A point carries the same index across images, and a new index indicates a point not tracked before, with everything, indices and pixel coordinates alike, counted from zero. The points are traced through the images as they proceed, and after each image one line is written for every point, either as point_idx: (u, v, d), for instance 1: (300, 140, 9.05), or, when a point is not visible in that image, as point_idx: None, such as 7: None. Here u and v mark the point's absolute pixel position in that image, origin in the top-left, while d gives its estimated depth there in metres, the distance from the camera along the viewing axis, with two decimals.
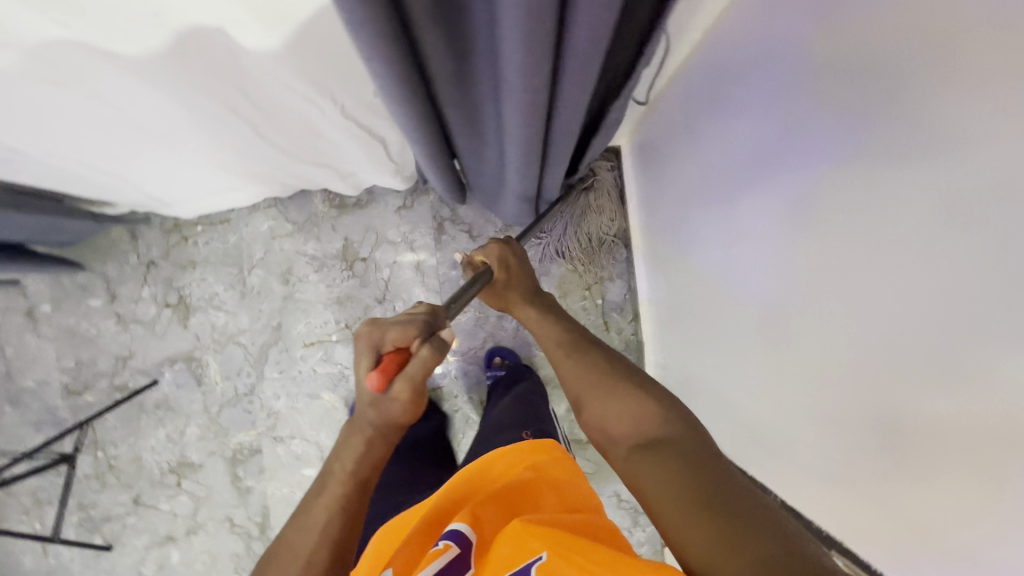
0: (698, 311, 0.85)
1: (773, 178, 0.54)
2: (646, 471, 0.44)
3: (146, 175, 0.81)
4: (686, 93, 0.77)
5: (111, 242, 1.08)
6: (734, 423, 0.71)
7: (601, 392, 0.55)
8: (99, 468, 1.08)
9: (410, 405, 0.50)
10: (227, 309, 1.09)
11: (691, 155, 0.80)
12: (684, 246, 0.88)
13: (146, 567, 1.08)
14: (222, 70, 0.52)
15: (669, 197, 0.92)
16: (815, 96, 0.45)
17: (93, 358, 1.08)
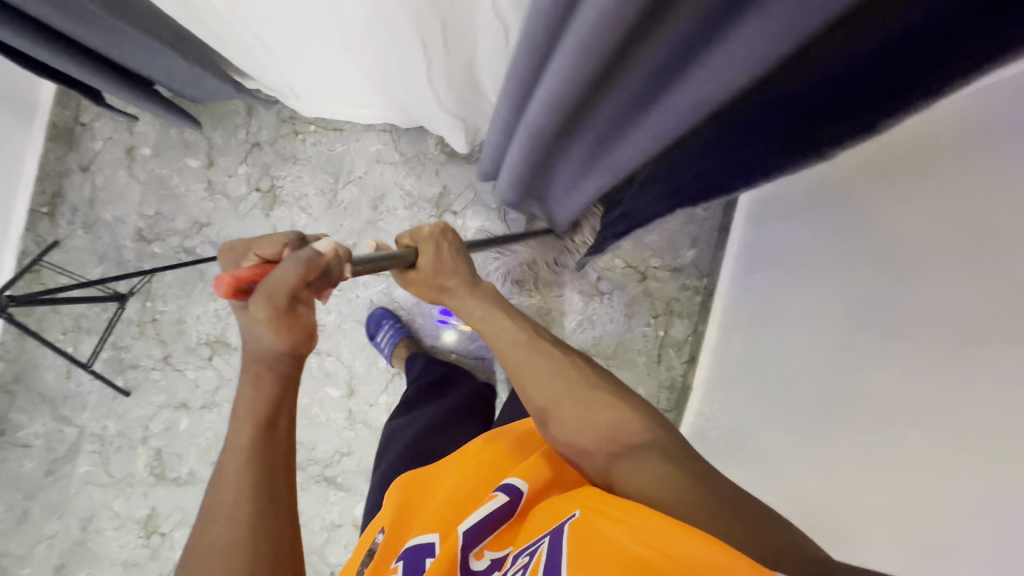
0: (768, 379, 0.85)
1: (864, 336, 0.64)
2: (633, 474, 0.50)
3: (301, 65, 0.82)
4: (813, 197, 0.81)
5: (228, 112, 1.09)
6: (792, 502, 0.71)
7: (571, 402, 0.59)
8: (143, 317, 1.10)
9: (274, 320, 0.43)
10: (311, 214, 1.10)
11: (793, 252, 0.85)
12: (753, 317, 0.94)
13: (153, 424, 1.10)
14: None
15: (755, 270, 0.96)
16: (927, 312, 0.53)
17: (173, 213, 1.10)
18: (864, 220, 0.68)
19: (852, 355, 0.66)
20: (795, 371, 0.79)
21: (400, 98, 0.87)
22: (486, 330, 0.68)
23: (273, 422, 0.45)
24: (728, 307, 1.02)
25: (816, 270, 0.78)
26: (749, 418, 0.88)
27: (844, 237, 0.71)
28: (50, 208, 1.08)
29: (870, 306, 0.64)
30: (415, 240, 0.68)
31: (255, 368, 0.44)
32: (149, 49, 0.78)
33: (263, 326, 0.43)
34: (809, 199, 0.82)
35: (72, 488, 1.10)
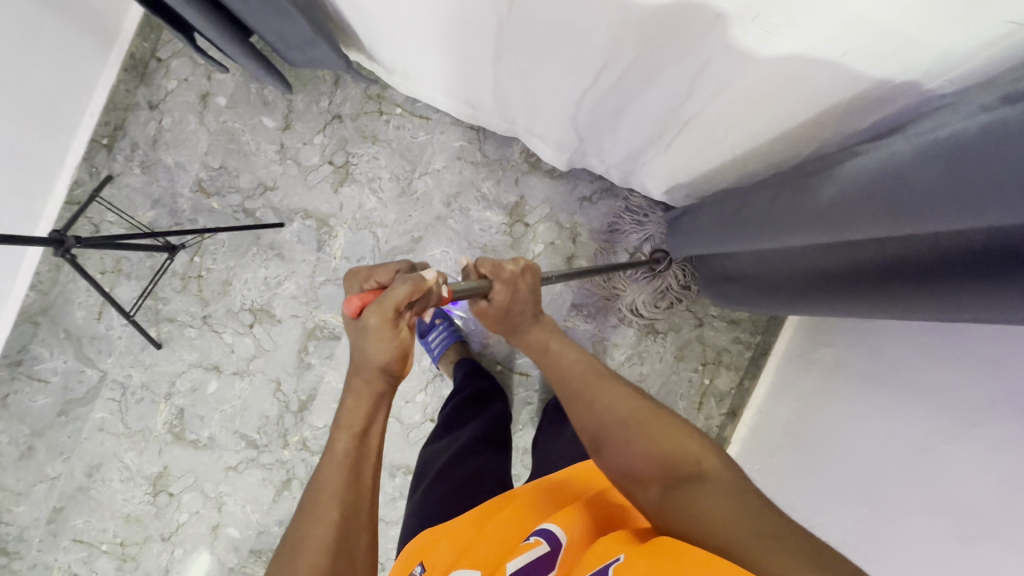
0: (814, 477, 0.86)
1: (947, 509, 0.62)
2: (696, 505, 0.48)
3: (423, 54, 0.79)
4: (885, 346, 0.81)
5: (314, 78, 1.05)
6: None
7: (621, 436, 0.57)
8: (189, 272, 1.06)
9: (379, 338, 0.55)
10: (381, 198, 1.07)
11: (854, 384, 0.85)
12: (803, 421, 0.94)
13: (181, 382, 1.07)
14: (660, 35, 0.50)
15: (809, 385, 0.96)
16: None
17: (238, 171, 1.05)
18: (961, 357, 0.67)
19: (932, 478, 0.66)
20: (847, 499, 0.78)
21: (514, 108, 0.85)
22: (553, 362, 0.66)
23: (369, 429, 0.54)
24: (782, 374, 1.04)
25: (890, 377, 0.78)
26: (791, 489, 0.89)
27: (937, 357, 0.71)
28: (111, 141, 1.03)
29: (965, 437, 0.63)
30: (493, 271, 0.65)
31: (359, 382, 0.56)
32: (277, 11, 0.74)
33: (369, 338, 0.54)
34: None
35: (83, 432, 1.06)
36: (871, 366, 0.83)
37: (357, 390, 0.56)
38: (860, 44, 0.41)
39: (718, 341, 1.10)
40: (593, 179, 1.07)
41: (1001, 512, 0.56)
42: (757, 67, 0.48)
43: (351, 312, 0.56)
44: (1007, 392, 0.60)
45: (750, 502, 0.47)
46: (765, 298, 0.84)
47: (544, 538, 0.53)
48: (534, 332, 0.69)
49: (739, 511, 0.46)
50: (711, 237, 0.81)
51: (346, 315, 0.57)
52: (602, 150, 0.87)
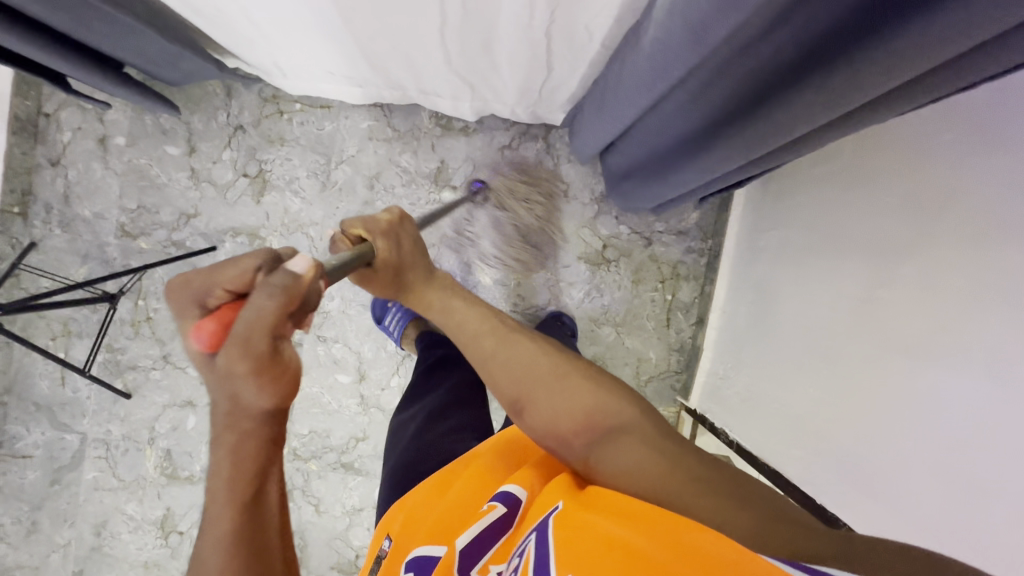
0: (777, 352, 0.87)
1: (889, 350, 0.63)
2: (614, 461, 0.48)
3: (286, 38, 0.77)
4: (816, 199, 0.81)
5: (206, 94, 1.03)
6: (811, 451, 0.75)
7: (543, 394, 0.55)
8: (137, 317, 1.06)
9: (270, 382, 0.33)
10: (304, 197, 1.06)
11: (797, 247, 0.86)
12: (761, 302, 0.94)
13: (160, 425, 1.07)
14: None
15: (761, 261, 0.96)
16: (966, 336, 0.53)
17: (157, 207, 1.04)
18: (883, 197, 0.67)
19: (876, 324, 0.66)
20: (805, 363, 0.79)
21: (394, 69, 0.84)
22: (453, 322, 0.63)
23: (262, 489, 0.36)
24: (734, 269, 1.04)
25: (827, 237, 0.78)
26: (761, 376, 0.90)
27: (863, 205, 0.71)
28: (22, 207, 1.02)
29: (898, 279, 0.63)
30: (370, 231, 0.60)
31: (229, 434, 0.34)
32: (128, 31, 0.72)
33: (241, 382, 0.32)
34: (823, 162, 0.80)
35: (81, 495, 1.07)
36: (807, 222, 0.83)
37: (232, 446, 0.34)
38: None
39: (670, 255, 1.10)
40: (508, 126, 1.06)
41: (941, 338, 0.56)
42: None
43: (204, 348, 0.34)
44: (927, 223, 0.60)
45: (667, 450, 0.48)
46: (652, 182, 0.86)
47: (500, 501, 0.50)
48: (427, 288, 0.65)
49: (657, 461, 0.46)
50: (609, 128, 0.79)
51: (195, 354, 0.34)
52: (496, 86, 0.84)
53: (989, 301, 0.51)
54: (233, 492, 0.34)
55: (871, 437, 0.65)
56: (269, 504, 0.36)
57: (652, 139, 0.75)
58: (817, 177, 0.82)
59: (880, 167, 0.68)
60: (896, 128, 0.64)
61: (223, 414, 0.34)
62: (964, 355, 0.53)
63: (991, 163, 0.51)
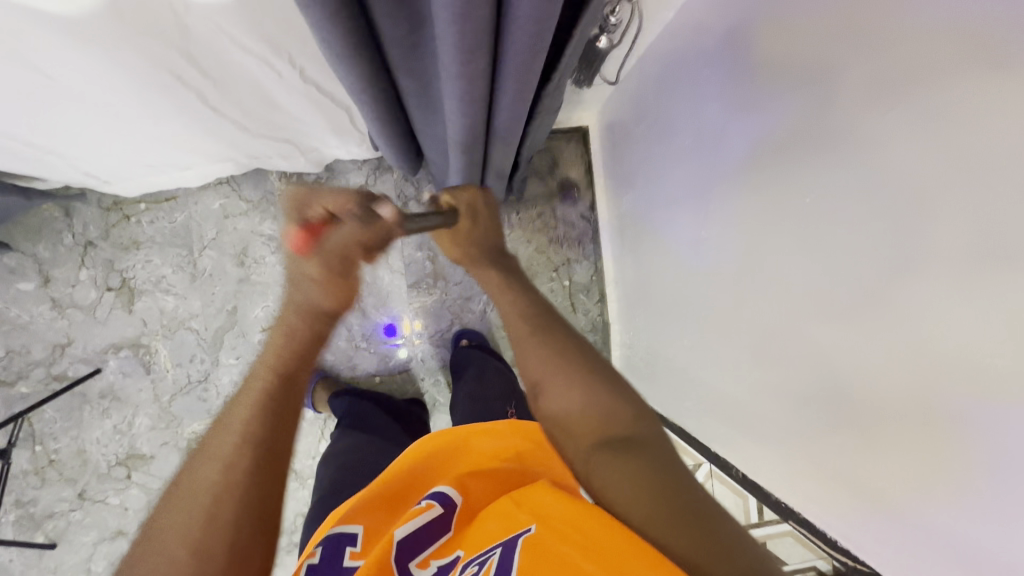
0: (661, 310, 0.88)
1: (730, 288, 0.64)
2: (611, 474, 0.42)
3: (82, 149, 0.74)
4: (658, 124, 0.80)
5: (43, 220, 0.99)
6: (704, 399, 0.76)
7: (563, 383, 0.49)
8: (38, 463, 1.01)
9: (335, 290, 0.45)
10: (176, 293, 1.03)
11: (654, 192, 0.85)
12: (639, 267, 0.95)
13: (96, 564, 1.02)
14: (166, 33, 0.49)
15: (631, 218, 0.96)
16: (781, 247, 0.53)
17: (27, 346, 1.00)
18: (735, 97, 0.58)
19: (730, 244, 0.63)
20: (681, 314, 0.80)
21: (206, 146, 0.82)
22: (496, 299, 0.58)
23: (296, 375, 0.44)
24: (614, 238, 1.05)
25: (690, 153, 0.71)
26: (657, 337, 0.90)
27: (719, 112, 0.62)
28: None
29: (727, 212, 0.64)
30: (454, 202, 0.61)
31: (290, 315, 0.45)
32: None
33: (314, 286, 0.44)
34: (677, 80, 0.72)
35: None
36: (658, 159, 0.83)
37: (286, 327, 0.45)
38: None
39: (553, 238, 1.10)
40: (359, 165, 1.05)
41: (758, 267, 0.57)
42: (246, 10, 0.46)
43: (296, 249, 0.44)
44: (777, 127, 0.51)
45: (678, 480, 0.41)
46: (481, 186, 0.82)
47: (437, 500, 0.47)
48: (493, 270, 0.60)
49: (657, 482, 0.40)
50: (395, 158, 0.75)
51: (288, 249, 0.45)
52: (313, 134, 0.83)
53: (826, 225, 0.46)
54: (271, 375, 0.43)
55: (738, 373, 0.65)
56: (294, 387, 0.44)
57: (432, 148, 0.72)
58: (649, 123, 0.84)
59: (734, 65, 0.57)
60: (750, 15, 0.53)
61: (293, 298, 0.45)
62: (805, 271, 0.50)
63: (837, 50, 0.42)
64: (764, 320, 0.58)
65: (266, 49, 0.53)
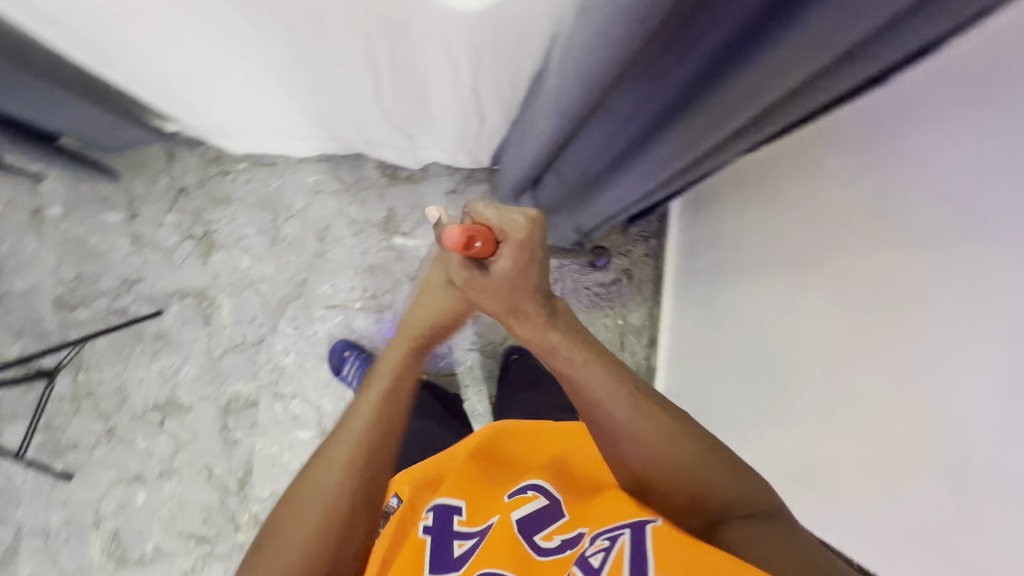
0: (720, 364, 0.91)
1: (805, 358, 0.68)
2: (741, 541, 0.44)
3: (231, 102, 0.79)
4: (762, 194, 0.80)
5: (146, 158, 1.03)
6: (759, 457, 0.78)
7: (666, 472, 0.50)
8: (77, 391, 1.00)
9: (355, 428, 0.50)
10: (253, 254, 1.05)
11: (739, 255, 0.88)
12: (704, 319, 0.99)
13: (106, 504, 1.01)
14: (390, 23, 0.54)
15: (703, 272, 1.01)
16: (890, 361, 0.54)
17: (97, 275, 1.01)
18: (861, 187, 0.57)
19: (825, 321, 0.63)
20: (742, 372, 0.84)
21: (335, 123, 0.86)
22: (540, 342, 0.53)
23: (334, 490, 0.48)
24: (678, 289, 1.10)
25: (791, 225, 0.71)
26: (711, 391, 0.94)
27: (835, 196, 0.62)
28: None
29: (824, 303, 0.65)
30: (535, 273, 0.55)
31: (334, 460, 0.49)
32: (56, 104, 0.72)
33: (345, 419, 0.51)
34: (786, 158, 0.73)
35: None
36: (744, 226, 0.86)
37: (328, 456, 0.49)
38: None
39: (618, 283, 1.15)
40: (452, 171, 1.10)
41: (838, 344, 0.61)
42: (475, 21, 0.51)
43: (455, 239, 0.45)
44: (906, 229, 0.51)
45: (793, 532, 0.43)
46: (579, 215, 0.87)
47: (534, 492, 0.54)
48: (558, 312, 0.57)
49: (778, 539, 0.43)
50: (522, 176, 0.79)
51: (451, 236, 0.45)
52: (435, 135, 0.88)
53: (937, 326, 0.47)
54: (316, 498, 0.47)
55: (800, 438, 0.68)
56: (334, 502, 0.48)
57: (563, 173, 0.77)
58: (739, 187, 0.88)
59: (891, 184, 0.53)
60: (884, 125, 0.53)
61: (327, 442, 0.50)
62: (903, 363, 0.51)
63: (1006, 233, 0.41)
64: (839, 390, 0.61)
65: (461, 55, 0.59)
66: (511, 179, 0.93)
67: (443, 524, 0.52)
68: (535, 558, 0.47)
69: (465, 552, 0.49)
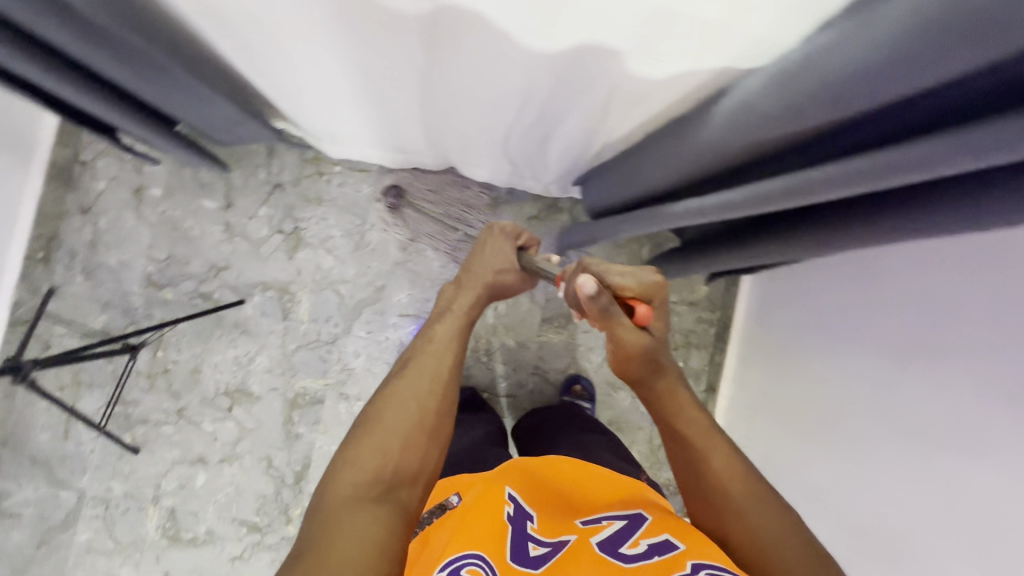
0: (791, 425, 0.92)
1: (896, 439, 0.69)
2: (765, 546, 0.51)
3: (359, 113, 0.81)
4: (840, 286, 0.83)
5: (248, 152, 1.06)
6: (830, 526, 0.79)
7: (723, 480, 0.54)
8: (154, 368, 1.03)
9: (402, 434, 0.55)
10: (337, 256, 1.08)
11: (813, 328, 0.89)
12: (774, 374, 1.00)
13: (167, 482, 1.03)
14: (561, 74, 0.56)
15: (775, 330, 1.02)
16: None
17: (187, 258, 1.04)
18: (943, 284, 0.63)
19: (903, 398, 0.67)
20: (818, 438, 0.84)
21: (446, 145, 0.89)
22: (664, 400, 0.60)
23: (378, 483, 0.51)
24: (746, 341, 1.12)
25: (881, 318, 0.73)
26: (778, 450, 0.95)
27: (954, 315, 0.61)
28: (47, 253, 1.01)
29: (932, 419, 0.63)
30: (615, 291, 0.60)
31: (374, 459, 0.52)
32: (202, 100, 0.75)
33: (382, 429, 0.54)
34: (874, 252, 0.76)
35: (70, 559, 1.01)
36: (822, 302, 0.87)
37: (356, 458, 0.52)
38: (731, 40, 0.44)
39: (682, 326, 1.16)
40: (536, 199, 1.12)
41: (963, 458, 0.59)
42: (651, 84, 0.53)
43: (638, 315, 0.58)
44: (981, 334, 0.58)
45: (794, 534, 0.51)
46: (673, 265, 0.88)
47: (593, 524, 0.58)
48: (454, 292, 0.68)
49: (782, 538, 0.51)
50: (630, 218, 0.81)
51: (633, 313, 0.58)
52: (540, 168, 0.91)
53: None
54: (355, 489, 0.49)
55: (882, 500, 0.70)
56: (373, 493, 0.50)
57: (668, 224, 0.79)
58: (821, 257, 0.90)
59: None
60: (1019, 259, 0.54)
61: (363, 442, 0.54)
62: (980, 453, 0.56)
63: None
64: (935, 472, 0.62)
65: (613, 105, 0.62)
66: (607, 215, 0.95)
67: (519, 525, 0.57)
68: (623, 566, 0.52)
69: (539, 549, 0.55)
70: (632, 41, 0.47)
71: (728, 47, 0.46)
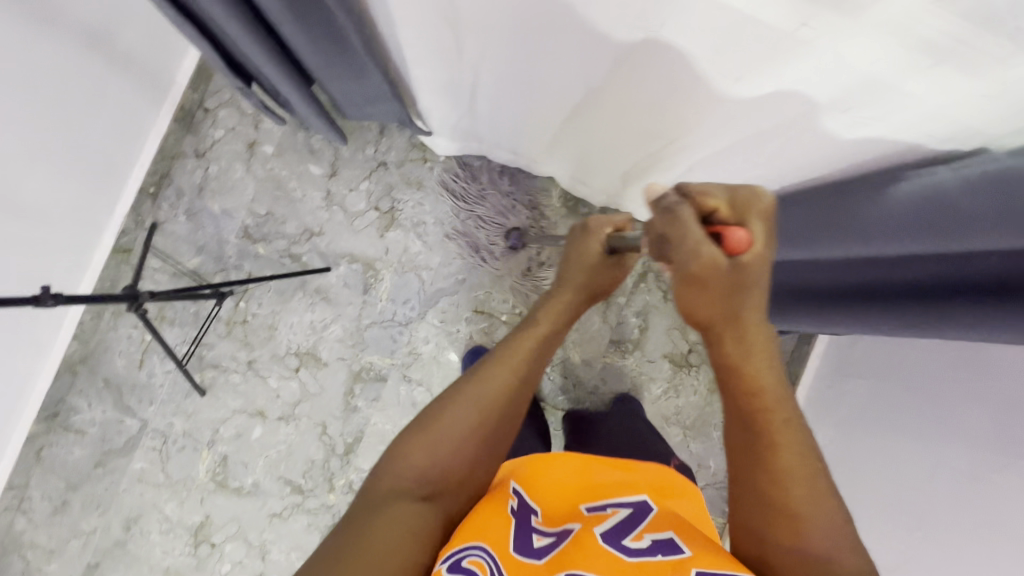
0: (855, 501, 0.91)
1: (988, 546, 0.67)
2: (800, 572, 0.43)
3: (495, 117, 0.83)
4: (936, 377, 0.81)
5: (360, 127, 1.09)
6: None
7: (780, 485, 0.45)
8: (234, 317, 1.06)
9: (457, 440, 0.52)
10: (426, 242, 1.10)
11: (896, 411, 0.88)
12: (839, 445, 0.99)
13: (224, 429, 1.06)
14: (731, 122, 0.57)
15: (847, 402, 1.00)
16: None
17: (285, 218, 1.07)
18: None
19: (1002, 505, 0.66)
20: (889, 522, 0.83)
21: (565, 156, 0.90)
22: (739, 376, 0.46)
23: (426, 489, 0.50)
24: (810, 403, 1.11)
25: (986, 418, 0.71)
26: None
27: None
28: (157, 189, 1.04)
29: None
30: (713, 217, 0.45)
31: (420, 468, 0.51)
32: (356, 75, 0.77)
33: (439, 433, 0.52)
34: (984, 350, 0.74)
35: (121, 484, 1.04)
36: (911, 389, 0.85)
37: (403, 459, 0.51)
38: (935, 125, 0.43)
39: None
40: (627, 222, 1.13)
41: None
42: (827, 148, 0.53)
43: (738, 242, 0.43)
44: None
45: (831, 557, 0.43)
46: None
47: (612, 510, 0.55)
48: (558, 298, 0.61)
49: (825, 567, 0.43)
50: None
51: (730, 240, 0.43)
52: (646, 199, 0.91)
53: None
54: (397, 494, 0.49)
55: None
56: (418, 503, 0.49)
57: None
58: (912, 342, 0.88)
59: None
60: None
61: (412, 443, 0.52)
62: None
63: None
64: None
65: (763, 158, 0.61)
66: None
67: (526, 514, 0.55)
68: (626, 559, 0.48)
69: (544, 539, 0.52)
70: (835, 99, 0.45)
71: (927, 131, 0.44)
